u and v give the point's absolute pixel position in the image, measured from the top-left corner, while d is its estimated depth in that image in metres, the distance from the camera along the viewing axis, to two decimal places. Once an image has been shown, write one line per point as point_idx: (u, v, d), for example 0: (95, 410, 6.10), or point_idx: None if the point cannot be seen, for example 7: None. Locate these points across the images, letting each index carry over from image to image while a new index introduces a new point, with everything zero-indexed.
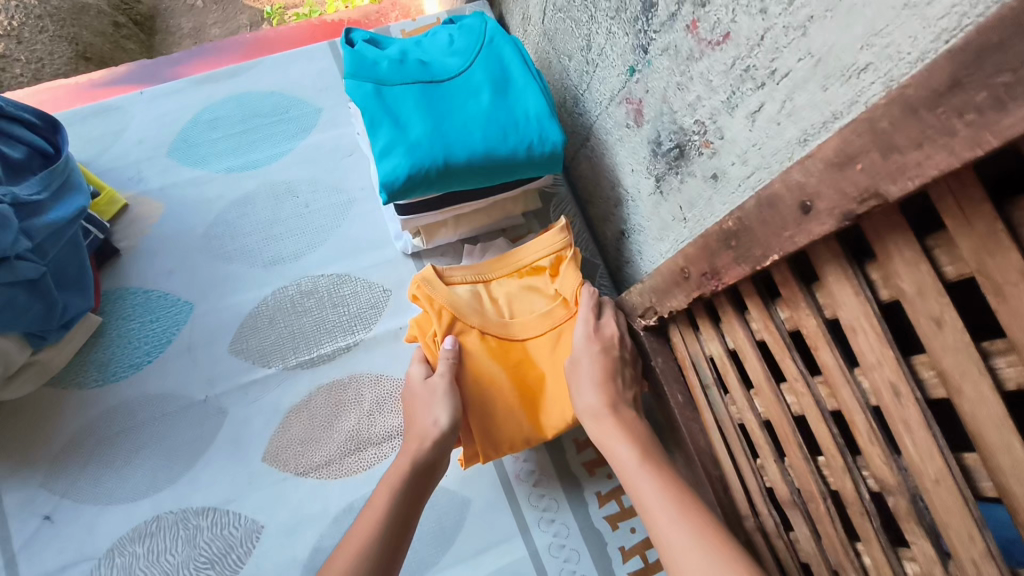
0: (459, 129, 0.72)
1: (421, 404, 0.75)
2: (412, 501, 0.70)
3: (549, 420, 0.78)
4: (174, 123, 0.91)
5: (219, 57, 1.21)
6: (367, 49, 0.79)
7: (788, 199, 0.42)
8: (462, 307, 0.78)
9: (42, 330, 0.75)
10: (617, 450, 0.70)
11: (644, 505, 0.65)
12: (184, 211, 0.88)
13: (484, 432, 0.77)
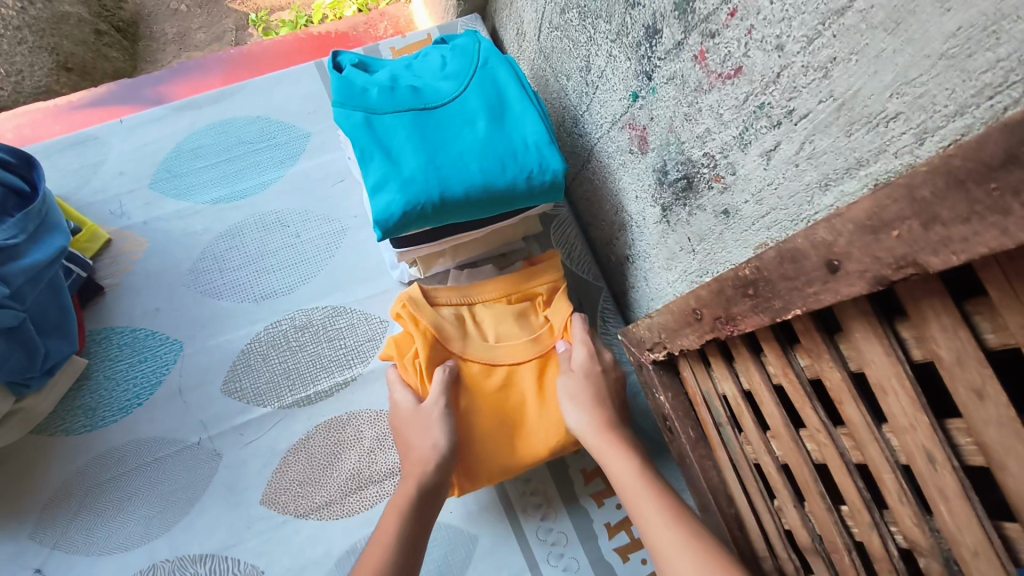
0: (455, 161, 0.69)
1: (414, 428, 0.72)
2: (422, 525, 0.66)
3: (531, 448, 0.75)
4: (156, 154, 0.88)
5: (205, 76, 1.18)
6: (356, 75, 0.75)
7: (813, 257, 0.39)
8: (445, 329, 0.74)
9: (25, 377, 0.71)
10: (620, 471, 0.68)
11: (650, 531, 0.62)
12: (169, 246, 0.85)
13: (464, 461, 0.74)
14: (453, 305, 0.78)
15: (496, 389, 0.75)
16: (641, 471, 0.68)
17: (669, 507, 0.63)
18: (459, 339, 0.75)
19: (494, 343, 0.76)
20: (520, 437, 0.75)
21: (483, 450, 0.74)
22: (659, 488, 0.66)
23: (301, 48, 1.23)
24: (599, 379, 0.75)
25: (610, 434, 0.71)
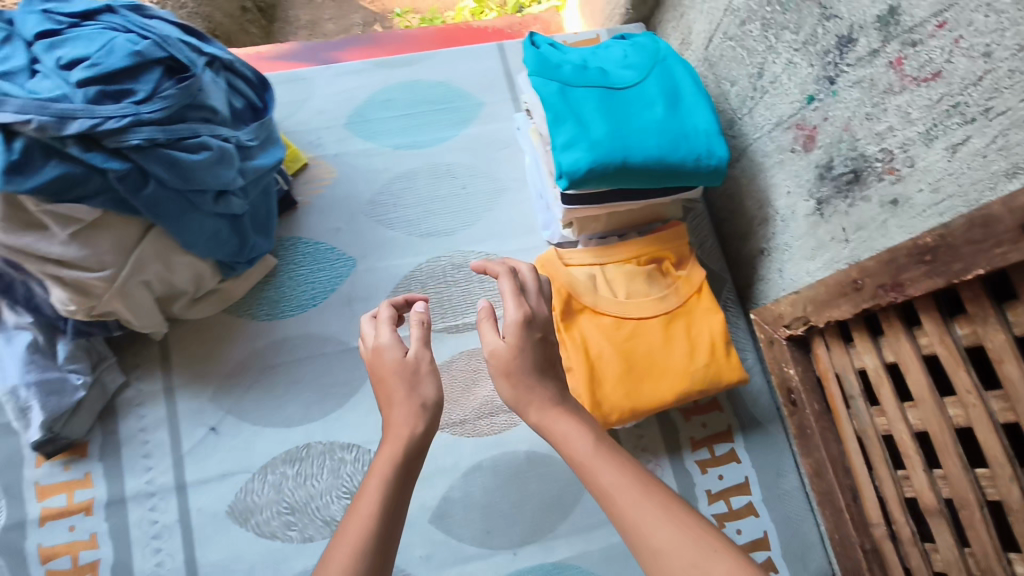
0: (638, 133, 0.78)
1: (398, 384, 0.56)
2: (401, 501, 0.50)
3: (656, 394, 0.83)
4: (353, 99, 0.98)
5: (375, 48, 1.31)
6: (551, 53, 0.86)
7: (1010, 220, 0.47)
8: (580, 286, 0.84)
9: (233, 261, 0.83)
10: (567, 429, 0.54)
11: (607, 497, 0.49)
12: (355, 178, 0.94)
13: (594, 401, 0.82)
14: (588, 265, 0.88)
15: (625, 340, 0.84)
16: (597, 439, 0.53)
17: (642, 482, 0.49)
18: (590, 295, 0.85)
19: (625, 299, 0.85)
20: (645, 385, 0.83)
21: (612, 394, 0.82)
22: (616, 456, 0.52)
23: (459, 36, 1.34)
24: (534, 345, 0.58)
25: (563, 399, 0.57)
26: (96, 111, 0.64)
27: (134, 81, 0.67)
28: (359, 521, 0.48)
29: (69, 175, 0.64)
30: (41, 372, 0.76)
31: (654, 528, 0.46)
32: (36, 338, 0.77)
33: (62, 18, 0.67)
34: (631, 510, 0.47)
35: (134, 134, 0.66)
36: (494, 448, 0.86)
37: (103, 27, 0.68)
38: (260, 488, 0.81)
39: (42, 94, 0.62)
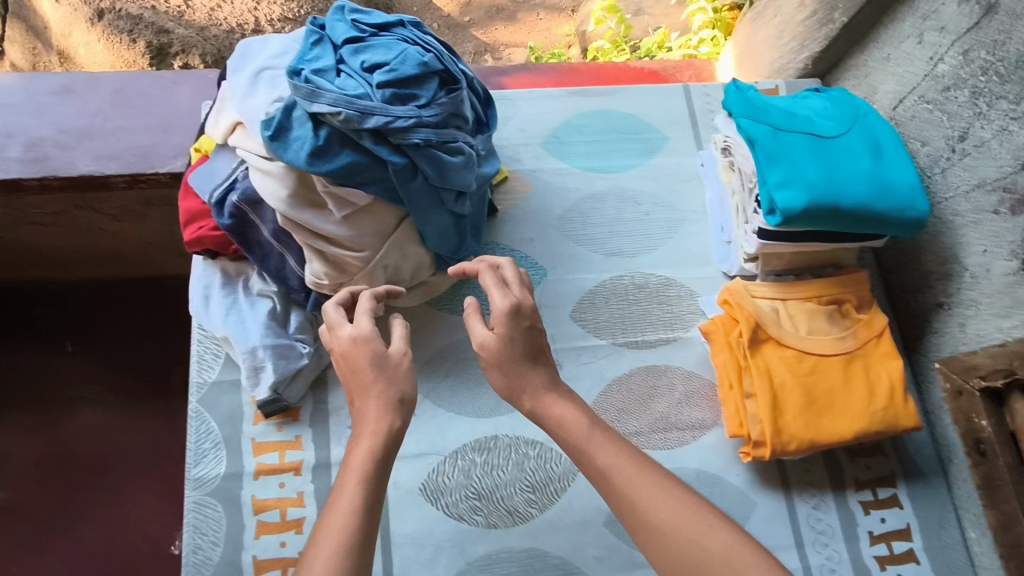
0: (849, 180, 0.83)
1: (371, 375, 0.70)
2: (377, 494, 0.65)
3: (834, 428, 0.86)
4: (549, 122, 1.06)
5: (535, 76, 1.38)
6: (758, 100, 0.93)
7: None
8: (767, 318, 0.88)
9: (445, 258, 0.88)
10: (570, 416, 0.73)
11: (605, 476, 0.69)
12: (549, 194, 1.01)
13: (775, 428, 0.85)
14: (771, 299, 0.92)
15: (807, 374, 0.87)
16: (592, 424, 0.73)
17: (641, 468, 0.69)
18: (776, 328, 0.89)
19: (808, 335, 0.89)
20: (824, 419, 0.86)
21: (793, 424, 0.86)
22: (611, 440, 0.72)
23: (616, 75, 1.40)
24: (522, 332, 0.76)
25: (554, 392, 0.75)
26: (391, 110, 0.71)
27: (420, 87, 0.73)
28: (358, 464, 0.65)
29: (358, 163, 0.73)
30: (276, 336, 0.85)
31: (652, 502, 0.66)
32: (274, 307, 0.86)
33: (366, 27, 0.76)
34: (628, 487, 0.68)
35: (415, 134, 0.73)
36: (667, 462, 0.90)
37: (397, 37, 0.75)
38: (451, 471, 0.87)
39: (349, 91, 0.71)
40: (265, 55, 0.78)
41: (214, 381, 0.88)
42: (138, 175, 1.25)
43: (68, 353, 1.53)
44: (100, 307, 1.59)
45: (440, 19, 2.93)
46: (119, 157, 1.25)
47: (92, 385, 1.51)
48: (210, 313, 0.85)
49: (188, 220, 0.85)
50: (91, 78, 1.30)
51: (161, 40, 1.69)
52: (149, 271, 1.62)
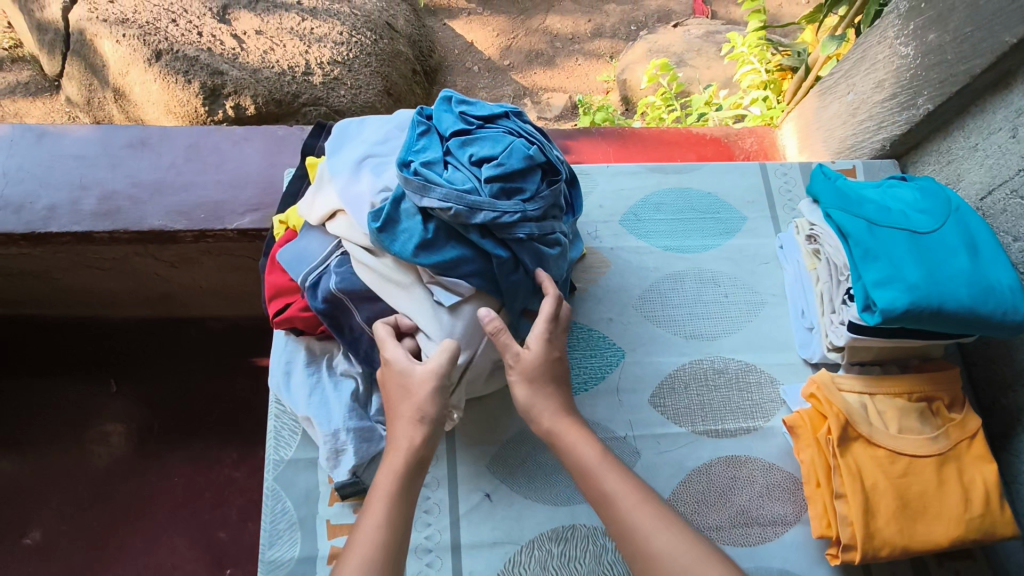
0: (949, 280, 0.82)
1: (401, 401, 0.73)
2: (405, 513, 0.69)
3: (930, 535, 0.82)
4: (627, 199, 1.06)
5: (596, 141, 1.37)
6: (849, 191, 0.92)
7: None
8: (857, 414, 0.86)
9: None
10: (580, 445, 0.73)
11: (609, 502, 0.69)
12: (627, 273, 1.01)
13: (868, 532, 0.81)
14: (858, 394, 0.90)
15: (899, 476, 0.84)
16: (601, 451, 0.73)
17: (642, 499, 0.69)
18: (866, 425, 0.86)
19: (898, 434, 0.86)
20: (919, 525, 0.82)
21: (886, 529, 0.81)
22: (616, 467, 0.72)
23: (676, 141, 1.39)
24: (551, 362, 0.78)
25: (567, 418, 0.76)
26: (496, 205, 0.71)
27: (525, 180, 0.73)
28: (383, 488, 0.69)
29: (463, 257, 0.73)
30: (358, 420, 0.83)
31: (647, 533, 0.66)
32: (357, 388, 0.85)
33: (472, 119, 0.78)
34: (632, 515, 0.67)
35: (520, 228, 0.73)
36: (749, 559, 0.86)
37: (503, 129, 0.77)
38: (527, 562, 0.83)
39: (459, 184, 0.71)
40: (365, 141, 0.80)
41: (291, 459, 0.87)
42: (205, 230, 1.26)
43: (113, 393, 1.55)
44: (145, 347, 1.60)
45: (480, 62, 2.99)
46: (189, 212, 1.26)
47: (136, 423, 1.53)
48: (293, 392, 0.84)
49: (273, 295, 0.85)
50: (165, 131, 1.35)
51: (215, 81, 2.03)
52: (200, 317, 1.63)
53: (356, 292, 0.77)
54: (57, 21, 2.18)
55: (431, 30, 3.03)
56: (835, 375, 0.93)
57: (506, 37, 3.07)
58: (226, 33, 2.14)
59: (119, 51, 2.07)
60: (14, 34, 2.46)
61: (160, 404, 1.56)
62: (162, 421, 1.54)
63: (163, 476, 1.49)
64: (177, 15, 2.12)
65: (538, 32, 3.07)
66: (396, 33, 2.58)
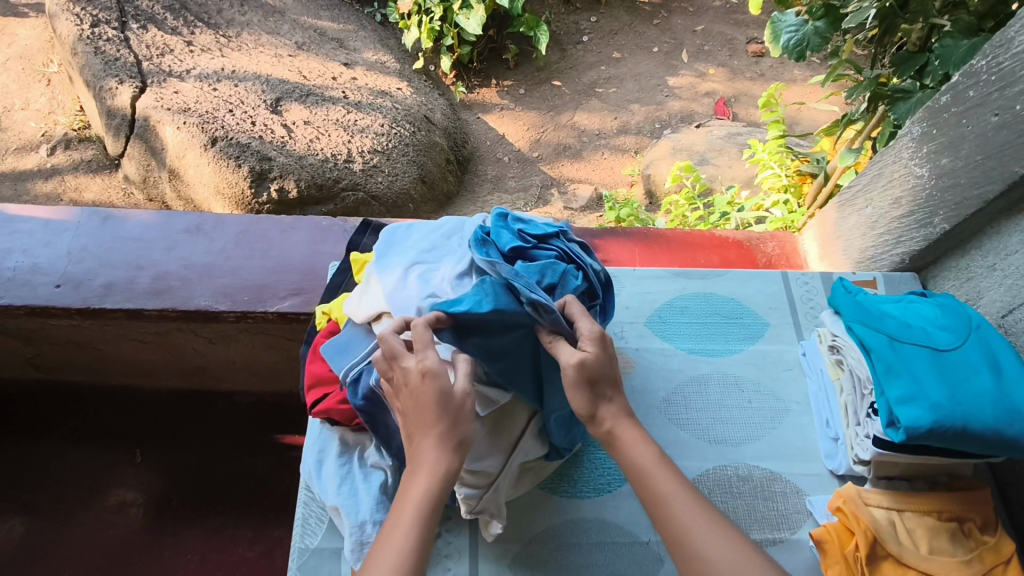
0: (974, 400, 0.83)
1: (426, 412, 0.70)
2: (432, 514, 0.68)
3: None
4: (653, 302, 1.10)
5: (623, 240, 1.44)
6: (869, 306, 0.96)
7: None
8: (884, 531, 0.85)
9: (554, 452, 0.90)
10: (638, 452, 0.76)
11: (668, 514, 0.72)
12: (652, 374, 1.03)
13: None
14: (885, 509, 0.89)
15: None
16: (659, 458, 0.76)
17: (698, 508, 0.72)
18: (894, 544, 0.85)
19: (928, 555, 0.85)
20: None
21: None
22: (675, 476, 0.75)
23: (700, 243, 1.45)
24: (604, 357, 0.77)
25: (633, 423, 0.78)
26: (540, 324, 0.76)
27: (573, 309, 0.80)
28: (417, 488, 0.69)
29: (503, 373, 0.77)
30: (385, 512, 0.85)
31: (706, 540, 0.69)
32: (386, 479, 0.87)
33: (529, 237, 0.85)
34: (689, 525, 0.71)
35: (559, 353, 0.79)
36: None
37: (555, 251, 0.84)
38: None
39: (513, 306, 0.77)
40: (413, 248, 0.85)
41: (316, 547, 0.88)
42: (247, 312, 1.32)
43: (138, 463, 1.58)
44: (174, 419, 1.64)
45: (511, 153, 3.15)
46: (234, 294, 1.34)
47: (158, 495, 1.55)
48: (324, 481, 0.87)
49: (316, 386, 0.90)
50: (219, 219, 1.46)
51: (263, 167, 2.20)
52: (230, 391, 1.68)
53: None
54: (125, 108, 2.35)
55: (465, 122, 3.23)
56: (862, 489, 0.92)
57: (536, 131, 3.25)
58: (277, 122, 2.38)
59: (178, 136, 2.24)
60: (83, 116, 2.66)
61: (183, 476, 1.58)
62: (183, 494, 1.56)
63: (179, 553, 1.48)
64: (234, 106, 2.36)
65: (566, 127, 3.25)
66: (434, 124, 2.88)
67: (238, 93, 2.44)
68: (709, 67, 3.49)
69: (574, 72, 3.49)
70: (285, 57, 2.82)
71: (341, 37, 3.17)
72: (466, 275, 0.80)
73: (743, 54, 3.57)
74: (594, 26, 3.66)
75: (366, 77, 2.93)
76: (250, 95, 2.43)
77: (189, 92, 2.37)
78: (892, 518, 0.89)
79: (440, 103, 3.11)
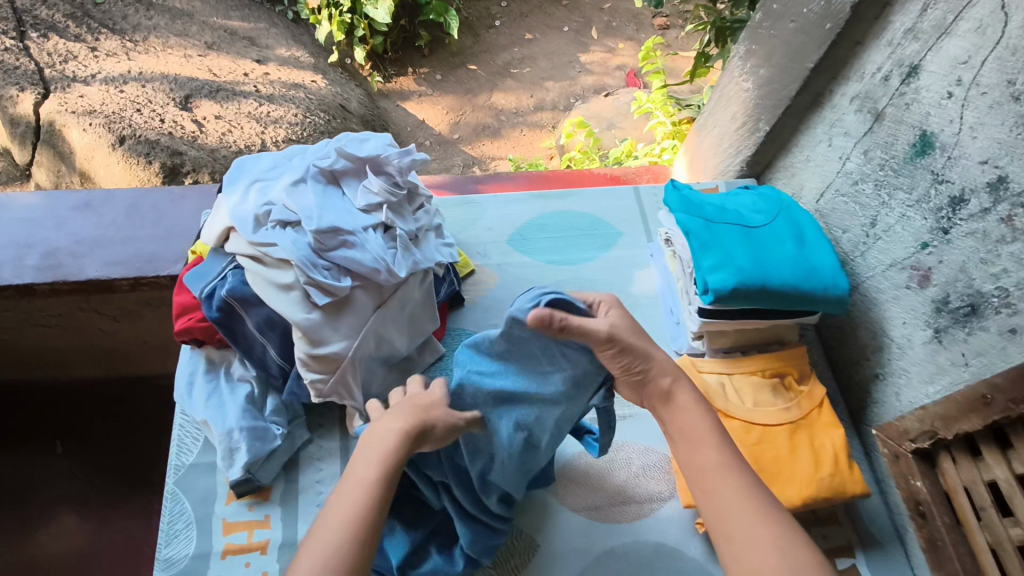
0: (774, 263, 0.93)
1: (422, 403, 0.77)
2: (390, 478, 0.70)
3: (786, 496, 0.88)
4: (515, 223, 1.19)
5: (505, 180, 1.51)
6: (694, 195, 1.05)
7: None
8: (712, 391, 0.94)
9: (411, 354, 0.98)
10: (695, 419, 0.78)
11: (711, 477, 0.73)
12: (513, 285, 1.11)
13: None
14: (718, 374, 0.98)
15: (754, 444, 0.91)
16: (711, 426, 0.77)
17: (747, 489, 0.71)
18: (722, 400, 0.94)
19: (753, 406, 0.94)
20: (776, 488, 0.89)
21: None
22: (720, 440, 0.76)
23: (578, 178, 1.52)
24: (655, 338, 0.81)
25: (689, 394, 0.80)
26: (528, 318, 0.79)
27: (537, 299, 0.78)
28: (380, 451, 0.72)
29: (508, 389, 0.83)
30: (252, 420, 0.91)
31: (741, 513, 0.69)
32: (253, 391, 0.93)
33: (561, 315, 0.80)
34: (722, 488, 0.71)
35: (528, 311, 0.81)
36: (625, 535, 0.92)
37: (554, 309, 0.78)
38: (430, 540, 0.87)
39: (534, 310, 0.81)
40: (257, 169, 0.91)
41: (192, 463, 0.93)
42: (141, 278, 1.35)
43: (59, 454, 1.52)
44: (91, 409, 1.59)
45: (431, 137, 3.15)
46: (125, 263, 1.36)
47: (78, 485, 1.50)
48: (193, 398, 0.92)
49: (179, 313, 0.94)
50: (110, 194, 1.46)
51: (175, 160, 1.99)
52: (149, 375, 1.65)
53: (246, 298, 0.86)
54: (28, 116, 2.11)
55: (384, 110, 3.18)
56: (699, 361, 1.02)
57: (455, 113, 3.24)
58: (186, 118, 2.22)
59: (85, 138, 2.01)
60: None
61: (101, 462, 1.54)
62: (104, 478, 1.52)
63: (108, 541, 1.46)
64: (142, 105, 2.17)
65: (483, 108, 3.26)
66: (352, 114, 2.82)
67: (145, 93, 2.25)
68: (617, 42, 3.54)
69: (488, 55, 3.49)
70: (194, 56, 2.63)
71: (253, 35, 2.97)
72: (302, 184, 0.88)
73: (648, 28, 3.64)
74: (506, 10, 3.67)
75: (281, 73, 2.79)
76: (158, 94, 2.27)
77: (96, 95, 2.16)
78: (724, 382, 0.98)
79: (359, 92, 3.07)
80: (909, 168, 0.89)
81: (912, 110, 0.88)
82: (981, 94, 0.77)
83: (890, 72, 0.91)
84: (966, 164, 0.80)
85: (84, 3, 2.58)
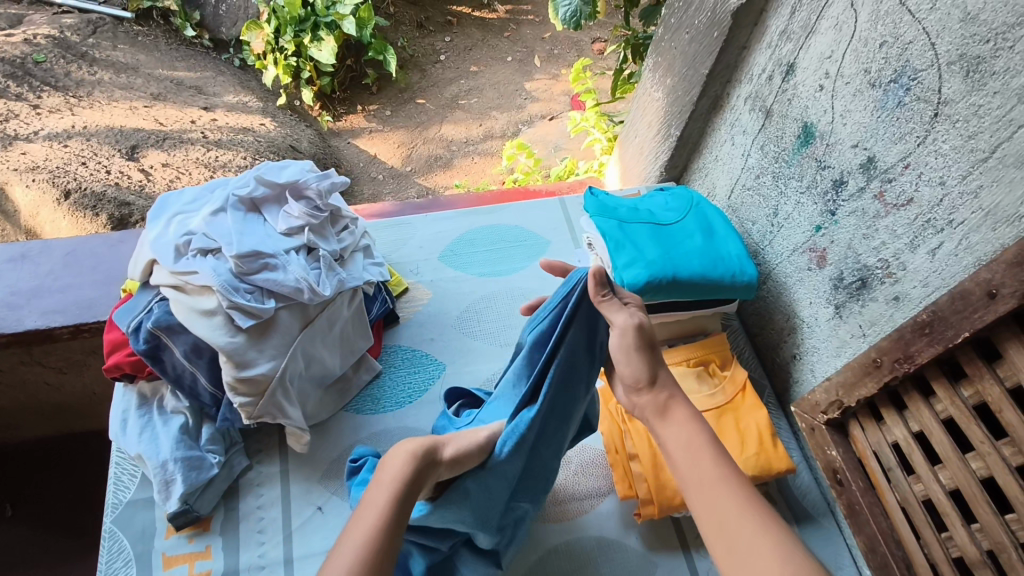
0: (681, 257, 0.99)
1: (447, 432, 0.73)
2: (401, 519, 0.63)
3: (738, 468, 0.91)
4: (446, 241, 1.23)
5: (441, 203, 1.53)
6: (608, 199, 1.11)
7: (977, 291, 0.66)
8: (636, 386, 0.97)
9: (342, 372, 1.00)
10: (680, 430, 0.67)
11: (709, 502, 0.61)
12: (446, 299, 1.14)
13: (660, 488, 0.90)
14: None
15: None
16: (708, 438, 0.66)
17: (743, 501, 0.60)
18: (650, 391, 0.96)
19: None
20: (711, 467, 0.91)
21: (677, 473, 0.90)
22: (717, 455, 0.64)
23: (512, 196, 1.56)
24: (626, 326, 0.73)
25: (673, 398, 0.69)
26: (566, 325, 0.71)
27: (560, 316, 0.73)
28: (376, 504, 0.62)
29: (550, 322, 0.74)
30: (186, 450, 0.91)
31: (756, 534, 0.58)
32: (187, 422, 0.93)
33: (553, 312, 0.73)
34: (733, 517, 0.59)
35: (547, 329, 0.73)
36: (568, 532, 0.93)
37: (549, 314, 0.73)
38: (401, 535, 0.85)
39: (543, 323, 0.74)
40: (178, 204, 0.95)
41: (129, 500, 0.91)
42: (81, 324, 1.19)
43: (8, 519, 1.35)
44: (42, 468, 1.43)
45: (385, 171, 2.69)
46: (65, 310, 1.21)
47: (30, 550, 1.33)
48: (126, 435, 0.91)
49: (109, 350, 0.94)
50: (45, 243, 1.31)
51: (123, 211, 1.83)
52: (104, 427, 1.49)
53: (171, 327, 0.86)
54: None
55: (336, 148, 2.75)
56: None
57: (407, 147, 2.79)
58: (134, 168, 2.01)
59: (29, 195, 1.81)
60: None
61: (55, 522, 1.37)
62: (62, 538, 1.35)
63: None
64: (86, 157, 1.96)
65: (435, 140, 2.82)
66: (303, 155, 2.49)
67: (89, 146, 2.02)
68: (560, 69, 3.11)
69: (436, 89, 3.06)
70: (139, 108, 2.34)
71: (200, 84, 2.67)
72: (221, 213, 0.92)
73: (593, 56, 3.22)
74: (450, 45, 3.25)
75: (228, 117, 2.49)
76: (103, 145, 2.04)
77: (38, 151, 1.94)
78: None
79: (310, 132, 2.70)
80: (797, 159, 0.96)
81: (794, 105, 0.94)
82: (845, 84, 0.85)
83: (772, 71, 0.98)
84: (841, 149, 0.87)
85: (23, 62, 2.27)
